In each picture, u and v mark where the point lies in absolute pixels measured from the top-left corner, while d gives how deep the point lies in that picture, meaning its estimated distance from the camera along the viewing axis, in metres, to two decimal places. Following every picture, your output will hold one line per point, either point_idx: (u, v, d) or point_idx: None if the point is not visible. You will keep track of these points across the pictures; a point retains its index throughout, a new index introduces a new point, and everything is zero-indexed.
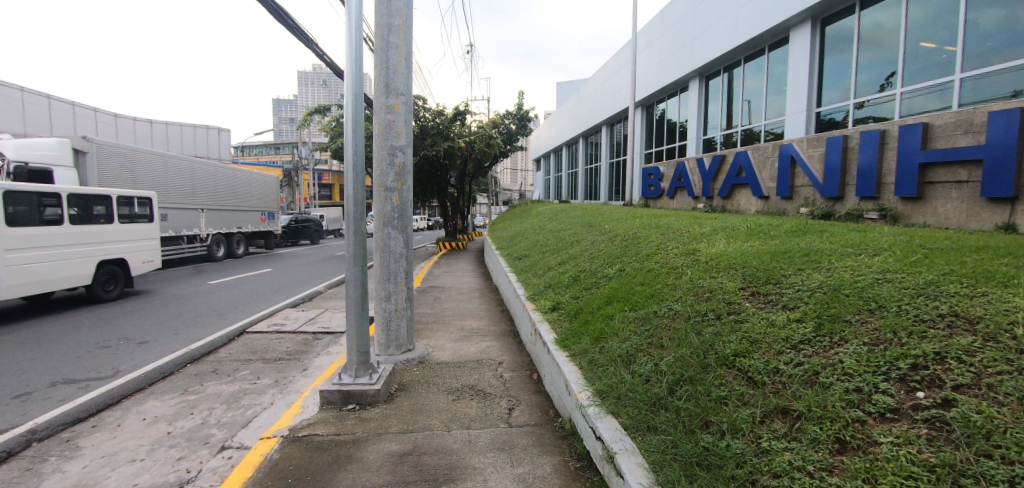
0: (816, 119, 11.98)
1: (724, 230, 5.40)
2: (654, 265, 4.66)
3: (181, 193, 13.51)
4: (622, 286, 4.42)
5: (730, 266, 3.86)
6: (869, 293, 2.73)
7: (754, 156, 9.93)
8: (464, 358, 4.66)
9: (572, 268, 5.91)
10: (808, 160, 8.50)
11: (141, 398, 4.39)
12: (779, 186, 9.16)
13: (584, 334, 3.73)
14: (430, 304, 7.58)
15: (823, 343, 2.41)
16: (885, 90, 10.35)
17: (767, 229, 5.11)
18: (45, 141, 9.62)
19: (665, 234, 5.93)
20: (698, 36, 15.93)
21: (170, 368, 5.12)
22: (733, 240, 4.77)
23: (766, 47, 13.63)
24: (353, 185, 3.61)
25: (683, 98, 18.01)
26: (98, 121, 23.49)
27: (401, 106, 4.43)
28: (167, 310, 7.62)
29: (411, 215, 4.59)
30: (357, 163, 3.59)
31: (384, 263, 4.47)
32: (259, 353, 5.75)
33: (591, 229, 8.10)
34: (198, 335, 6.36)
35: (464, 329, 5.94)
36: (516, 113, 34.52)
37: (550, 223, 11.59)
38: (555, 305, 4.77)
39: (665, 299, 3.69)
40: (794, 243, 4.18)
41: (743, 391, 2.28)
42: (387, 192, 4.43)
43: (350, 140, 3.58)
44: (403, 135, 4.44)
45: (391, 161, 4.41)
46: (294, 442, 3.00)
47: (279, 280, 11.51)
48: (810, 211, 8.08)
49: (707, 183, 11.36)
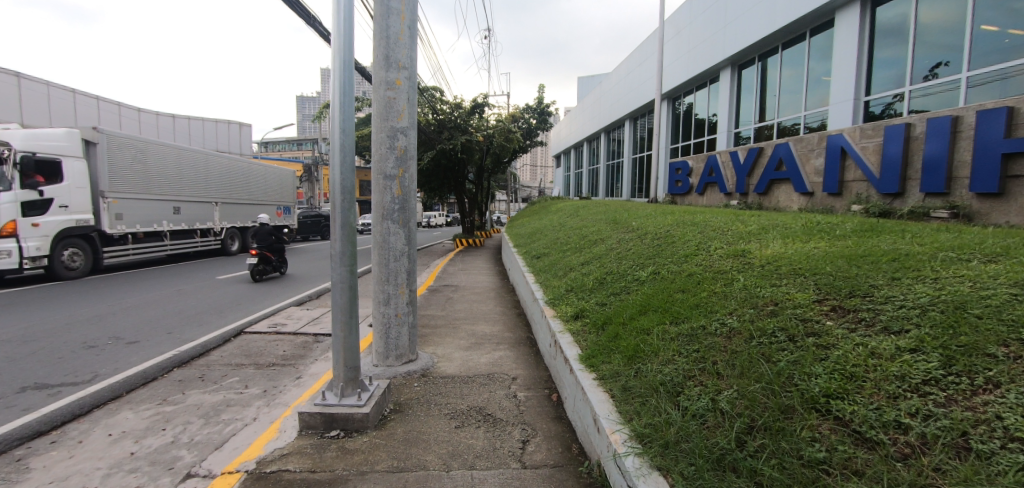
0: (864, 108, 10.89)
1: (775, 229, 4.68)
2: (695, 268, 3.97)
3: (195, 185, 13.35)
4: (657, 292, 3.78)
5: (793, 273, 3.17)
6: (1011, 315, 2.02)
7: (795, 149, 9.03)
8: (473, 372, 4.05)
9: (597, 270, 5.25)
10: (860, 153, 7.61)
11: (114, 409, 3.97)
12: (825, 182, 8.25)
13: (615, 350, 3.11)
14: (441, 305, 7.03)
15: (960, 387, 1.73)
16: (944, 77, 9.29)
17: (828, 228, 4.38)
18: (54, 131, 9.49)
19: (703, 232, 5.24)
20: (730, 22, 14.93)
21: (154, 373, 4.71)
22: (790, 239, 4.06)
23: (807, 32, 12.59)
24: (340, 169, 3.02)
25: (713, 89, 17.01)
26: (121, 115, 23.88)
27: (404, 81, 3.85)
28: (169, 306, 7.33)
29: (414, 206, 4.01)
30: (345, 142, 3.01)
31: (383, 262, 3.91)
32: (253, 357, 5.29)
33: (617, 227, 7.41)
34: (192, 335, 5.94)
35: (476, 335, 5.34)
36: (536, 107, 33.70)
37: (571, 220, 10.95)
38: (578, 313, 4.12)
39: (716, 310, 3.05)
40: (872, 244, 3.47)
41: (851, 454, 1.62)
42: (386, 181, 3.85)
43: (337, 114, 2.99)
44: (405, 115, 3.86)
45: (391, 144, 3.83)
46: (259, 480, 2.45)
47: (300, 273, 11.83)
48: (864, 209, 7.19)
49: (742, 178, 10.52)
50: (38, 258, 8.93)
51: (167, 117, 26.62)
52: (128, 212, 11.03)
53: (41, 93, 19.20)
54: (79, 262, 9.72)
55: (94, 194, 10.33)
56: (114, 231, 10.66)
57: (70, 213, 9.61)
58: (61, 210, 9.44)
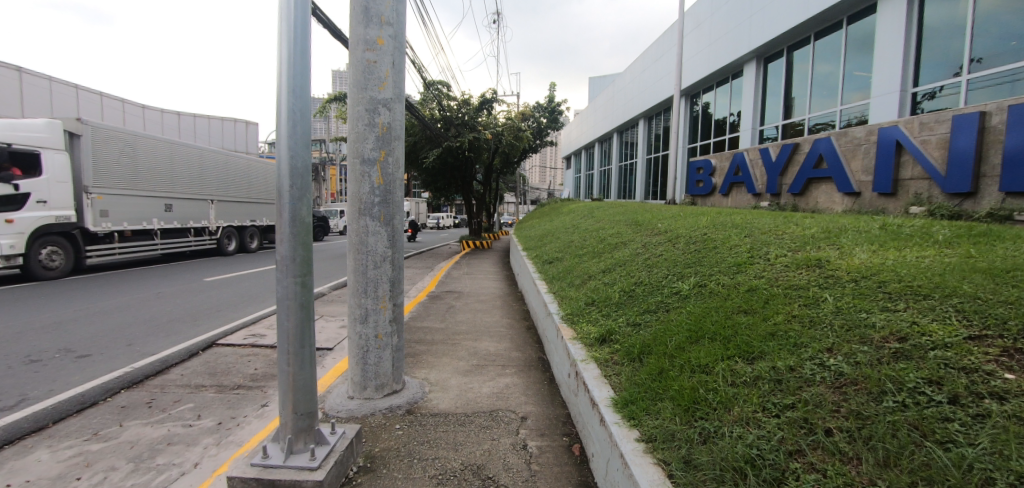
0: (911, 101, 9.88)
1: (846, 232, 3.81)
2: (754, 281, 3.13)
3: (189, 182, 12.72)
4: (709, 312, 2.93)
5: (910, 293, 2.30)
6: None
7: (838, 143, 8.08)
8: (473, 407, 3.23)
9: (624, 279, 4.40)
10: (920, 147, 6.63)
11: (28, 446, 3.22)
12: (876, 180, 7.28)
13: (663, 395, 2.28)
14: (441, 316, 6.24)
15: None
16: (1008, 65, 8.32)
17: (918, 232, 3.50)
18: (34, 122, 8.84)
19: (751, 235, 4.38)
20: (757, 11, 13.97)
21: (94, 398, 3.97)
22: (876, 246, 3.19)
23: (843, 19, 11.59)
24: (289, 144, 2.19)
25: (736, 85, 16.05)
26: (125, 112, 23.67)
27: (387, 41, 3.03)
28: (139, 312, 6.62)
29: (399, 200, 3.20)
30: (295, 107, 2.18)
31: (358, 268, 3.10)
32: (217, 377, 4.52)
33: (640, 229, 6.58)
34: (153, 348, 5.19)
35: (479, 355, 4.49)
36: (546, 106, 32.91)
37: (585, 222, 10.12)
38: (605, 336, 3.27)
39: (804, 343, 2.20)
40: (1006, 254, 2.59)
41: None
42: (364, 166, 3.04)
43: (283, 68, 2.17)
44: (388, 83, 3.05)
45: (370, 121, 3.03)
46: None
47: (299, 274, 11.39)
48: (928, 210, 6.22)
49: (774, 177, 9.61)
50: (12, 258, 8.38)
51: (173, 114, 26.17)
52: (115, 209, 10.43)
53: (44, 89, 18.95)
54: (58, 262, 9.14)
55: (77, 189, 9.71)
56: (98, 228, 10.04)
57: (49, 209, 9.00)
58: (38, 205, 8.83)
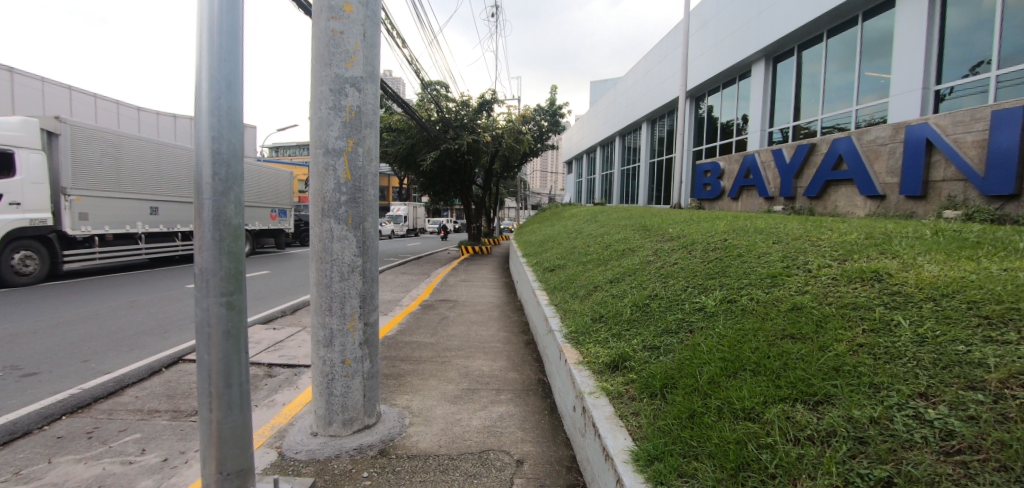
0: (933, 99, 9.33)
1: (898, 238, 3.28)
2: (798, 298, 2.59)
3: (177, 185, 12.24)
4: (746, 336, 2.39)
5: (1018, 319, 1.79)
6: None
7: (860, 143, 7.55)
8: (460, 447, 2.69)
9: (635, 292, 3.87)
10: (953, 145, 6.11)
11: None
12: (903, 182, 6.77)
13: (698, 451, 1.75)
14: (432, 328, 5.72)
15: None
16: None
17: (989, 238, 2.95)
18: (8, 120, 8.40)
19: (779, 241, 3.86)
20: (766, 9, 13.48)
21: (28, 426, 3.46)
22: (941, 256, 2.67)
23: (857, 16, 11.08)
24: (211, 123, 1.67)
25: (743, 86, 15.55)
26: (120, 114, 23.29)
27: (355, 7, 2.53)
28: (106, 323, 6.11)
29: (371, 196, 2.69)
30: (218, 75, 1.67)
31: (322, 279, 2.60)
32: (177, 400, 4.01)
33: (649, 234, 6.06)
34: (112, 365, 4.68)
35: (470, 377, 3.95)
36: (548, 109, 32.12)
37: (589, 226, 9.61)
38: (617, 362, 2.74)
39: (886, 385, 1.68)
40: None
41: None
42: (329, 157, 2.54)
43: (203, 23, 1.66)
44: (357, 58, 2.55)
45: (335, 103, 2.53)
46: None
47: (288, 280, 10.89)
48: (964, 215, 5.69)
49: (788, 179, 9.09)
50: None
51: (169, 116, 25.72)
52: (95, 213, 9.95)
53: (36, 90, 18.59)
54: (32, 267, 8.65)
55: (54, 191, 9.23)
56: (76, 232, 9.56)
57: (23, 212, 8.52)
58: (12, 207, 8.36)
